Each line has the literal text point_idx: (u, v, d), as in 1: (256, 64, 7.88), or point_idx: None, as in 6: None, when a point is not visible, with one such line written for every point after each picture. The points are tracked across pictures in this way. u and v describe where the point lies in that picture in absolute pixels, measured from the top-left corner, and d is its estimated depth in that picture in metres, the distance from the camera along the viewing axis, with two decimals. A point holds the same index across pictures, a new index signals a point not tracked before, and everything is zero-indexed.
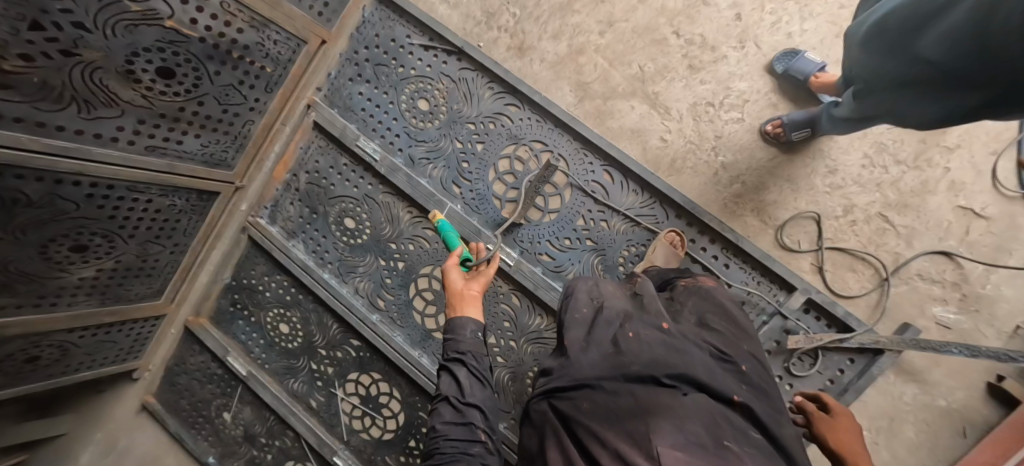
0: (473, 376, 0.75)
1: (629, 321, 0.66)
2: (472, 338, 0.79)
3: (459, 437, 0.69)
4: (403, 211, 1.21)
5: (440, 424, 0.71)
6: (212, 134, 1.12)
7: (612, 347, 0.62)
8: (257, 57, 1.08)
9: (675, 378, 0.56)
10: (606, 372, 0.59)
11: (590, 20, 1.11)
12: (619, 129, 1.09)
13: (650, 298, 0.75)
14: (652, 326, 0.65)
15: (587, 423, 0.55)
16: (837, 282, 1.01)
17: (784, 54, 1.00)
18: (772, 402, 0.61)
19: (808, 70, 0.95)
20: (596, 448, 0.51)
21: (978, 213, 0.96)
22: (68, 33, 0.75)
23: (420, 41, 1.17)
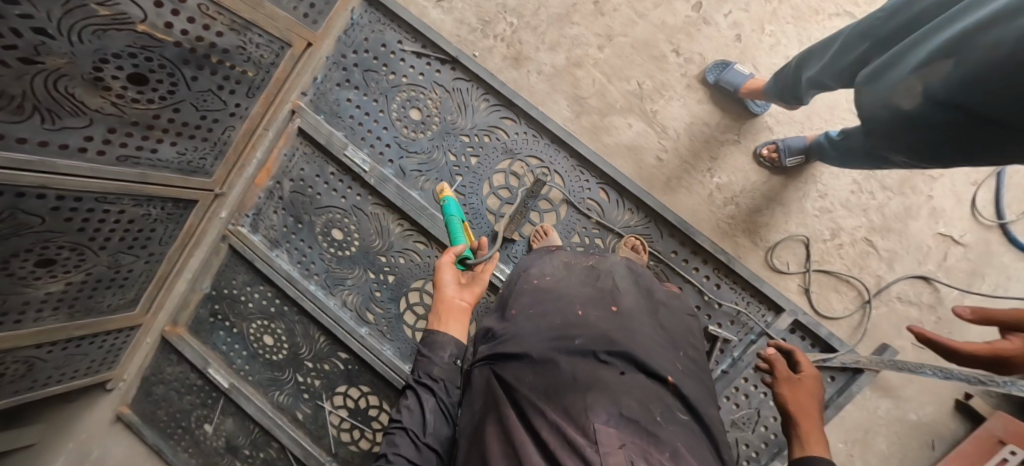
0: (438, 409, 0.74)
1: (573, 313, 0.73)
2: (448, 365, 0.79)
3: None
4: (393, 223, 1.18)
5: (391, 449, 0.69)
6: (190, 141, 1.06)
7: (563, 330, 0.70)
8: (238, 61, 1.01)
9: (613, 357, 0.63)
10: (550, 351, 0.65)
11: (588, 33, 1.08)
12: (615, 146, 1.08)
13: (601, 288, 0.80)
14: (594, 315, 0.72)
15: (529, 394, 0.60)
16: (821, 303, 1.04)
17: (716, 65, 1.02)
18: (697, 385, 0.69)
19: (737, 82, 0.98)
20: (535, 415, 0.56)
21: (957, 240, 0.99)
22: (29, 39, 0.67)
23: (413, 47, 1.13)
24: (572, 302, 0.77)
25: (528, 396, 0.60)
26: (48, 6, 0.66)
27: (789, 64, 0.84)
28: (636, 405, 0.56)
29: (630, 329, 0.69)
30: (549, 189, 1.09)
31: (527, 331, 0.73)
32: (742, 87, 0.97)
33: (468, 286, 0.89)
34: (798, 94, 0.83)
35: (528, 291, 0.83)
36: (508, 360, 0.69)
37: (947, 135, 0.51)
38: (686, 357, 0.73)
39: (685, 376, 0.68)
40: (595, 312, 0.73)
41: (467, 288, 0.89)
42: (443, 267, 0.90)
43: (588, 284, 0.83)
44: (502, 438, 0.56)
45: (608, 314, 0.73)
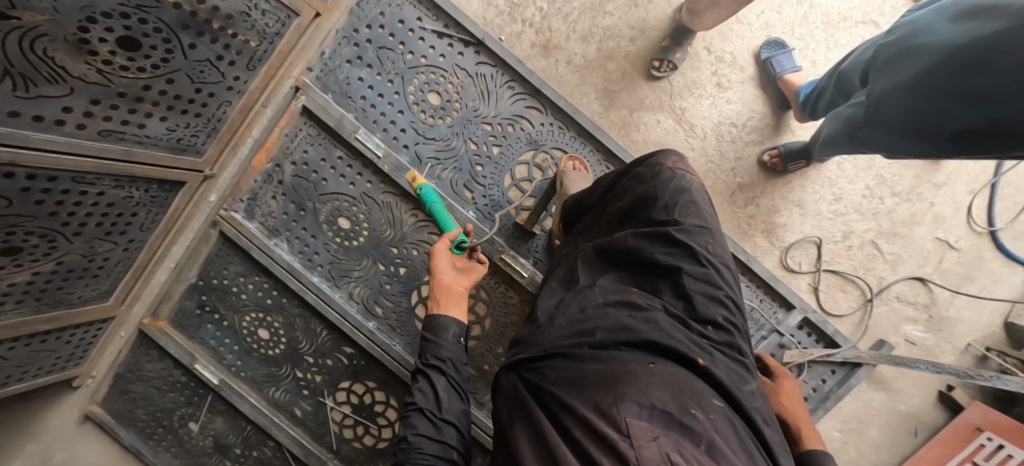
0: (450, 390, 0.72)
1: (590, 297, 0.59)
2: (454, 345, 0.76)
3: (432, 453, 0.64)
4: (407, 213, 1.13)
5: (412, 436, 0.66)
6: (182, 117, 0.91)
7: (580, 323, 0.56)
8: (241, 29, 0.87)
9: (635, 346, 0.49)
10: (570, 341, 0.54)
11: (622, 24, 1.07)
12: (643, 142, 1.07)
13: (616, 262, 0.63)
14: (613, 297, 0.58)
15: (553, 391, 0.49)
16: (829, 301, 1.09)
17: (772, 44, 1.03)
18: (732, 366, 0.52)
19: (784, 66, 1.00)
20: (563, 415, 0.45)
21: (952, 245, 1.08)
22: None
23: (434, 26, 1.06)
24: (591, 286, 0.62)
25: (551, 395, 0.49)
26: None
27: (826, 73, 0.89)
28: (668, 396, 0.42)
29: (653, 312, 0.53)
30: None
31: (543, 331, 0.60)
32: (783, 75, 1.00)
33: (465, 272, 0.86)
34: (825, 96, 0.88)
35: (550, 286, 0.69)
36: (531, 362, 0.57)
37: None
38: (724, 335, 0.54)
39: (719, 356, 0.51)
40: (610, 294, 0.58)
41: (463, 273, 0.86)
42: (439, 253, 0.87)
43: (602, 262, 0.65)
44: (531, 444, 0.46)
45: (626, 298, 0.57)
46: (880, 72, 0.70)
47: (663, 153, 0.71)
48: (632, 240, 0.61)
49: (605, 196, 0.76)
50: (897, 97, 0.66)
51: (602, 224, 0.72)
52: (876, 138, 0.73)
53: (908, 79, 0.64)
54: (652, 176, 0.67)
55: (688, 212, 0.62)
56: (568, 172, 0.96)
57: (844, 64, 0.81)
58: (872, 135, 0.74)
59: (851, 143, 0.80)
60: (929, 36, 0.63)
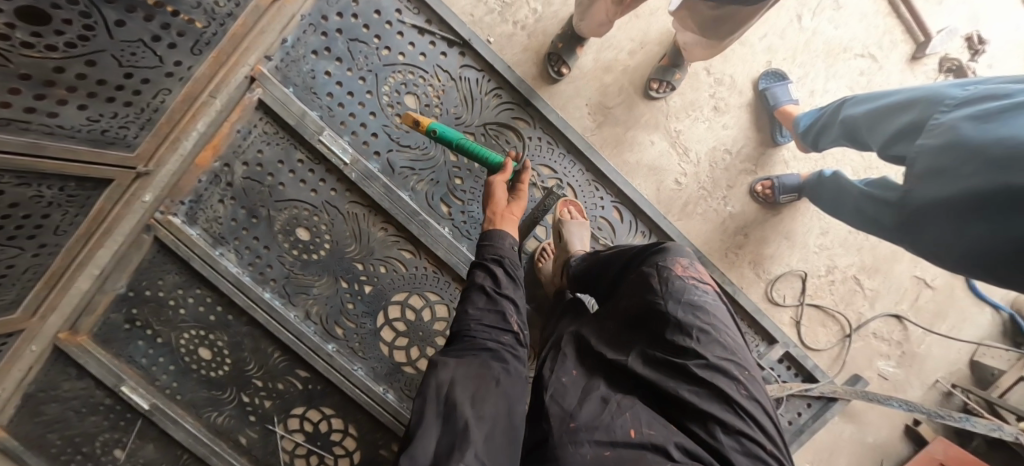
0: (508, 277, 0.71)
1: (620, 423, 0.44)
2: (511, 248, 0.74)
3: (491, 323, 0.65)
4: (375, 227, 1.02)
5: (473, 310, 0.67)
6: (106, 105, 0.75)
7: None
8: (185, 7, 0.73)
9: None
10: None
11: (621, 35, 1.00)
12: (635, 164, 1.00)
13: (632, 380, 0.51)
14: (648, 432, 0.43)
15: None
16: (810, 335, 1.07)
17: (772, 75, 0.99)
18: None
19: (781, 98, 0.97)
20: None
21: (928, 283, 1.09)
22: None
23: (414, 20, 0.95)
24: (616, 405, 0.47)
25: None
26: None
27: (831, 105, 0.86)
28: None
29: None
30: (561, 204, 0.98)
31: (562, 451, 0.44)
32: (782, 106, 0.97)
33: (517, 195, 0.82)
34: (831, 129, 0.86)
35: (562, 382, 0.53)
36: None
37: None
38: None
39: None
40: (645, 427, 0.43)
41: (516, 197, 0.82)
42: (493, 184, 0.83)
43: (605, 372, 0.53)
44: None
45: (661, 436, 0.43)
46: (935, 178, 0.60)
47: (672, 253, 0.60)
48: (644, 370, 0.50)
49: (619, 282, 0.66)
50: (965, 213, 0.56)
51: (606, 325, 0.61)
52: (951, 248, 0.62)
53: (986, 206, 0.53)
54: (660, 282, 0.56)
55: (710, 340, 0.50)
56: (566, 223, 0.90)
57: (857, 115, 0.77)
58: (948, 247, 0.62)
59: (915, 239, 0.69)
60: (994, 158, 0.52)
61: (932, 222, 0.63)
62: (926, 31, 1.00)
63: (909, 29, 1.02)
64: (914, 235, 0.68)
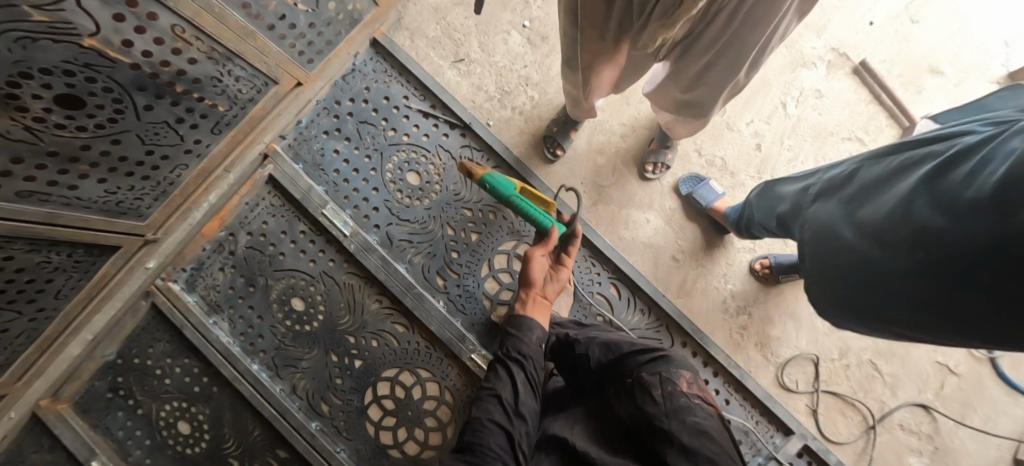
0: (527, 383, 0.68)
1: None
2: (537, 346, 0.74)
3: (498, 441, 0.58)
4: (370, 298, 1.01)
5: (485, 418, 0.62)
6: (124, 179, 0.80)
7: None
8: (209, 93, 0.80)
9: None
10: None
11: (613, 120, 1.05)
12: (631, 241, 1.01)
13: None
14: None
15: None
16: (829, 425, 0.99)
17: (689, 178, 1.01)
18: None
19: (709, 199, 0.99)
20: None
21: (951, 369, 1.01)
22: None
23: (420, 106, 1.03)
24: None
25: None
26: None
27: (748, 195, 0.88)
28: None
29: None
30: None
31: None
32: (711, 205, 0.98)
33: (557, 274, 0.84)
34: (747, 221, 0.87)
35: None
36: None
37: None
38: None
39: None
40: None
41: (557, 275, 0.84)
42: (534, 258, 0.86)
43: None
44: None
45: None
46: (917, 210, 0.44)
47: (677, 367, 0.59)
48: None
49: (607, 387, 0.63)
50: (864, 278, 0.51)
51: (600, 430, 0.59)
52: (938, 309, 0.44)
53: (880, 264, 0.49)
54: (663, 396, 0.53)
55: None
56: None
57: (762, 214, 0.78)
58: (956, 310, 0.42)
59: (872, 299, 0.51)
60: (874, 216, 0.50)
61: (906, 269, 0.46)
62: (911, 117, 1.04)
63: (893, 115, 1.06)
64: (888, 303, 0.49)
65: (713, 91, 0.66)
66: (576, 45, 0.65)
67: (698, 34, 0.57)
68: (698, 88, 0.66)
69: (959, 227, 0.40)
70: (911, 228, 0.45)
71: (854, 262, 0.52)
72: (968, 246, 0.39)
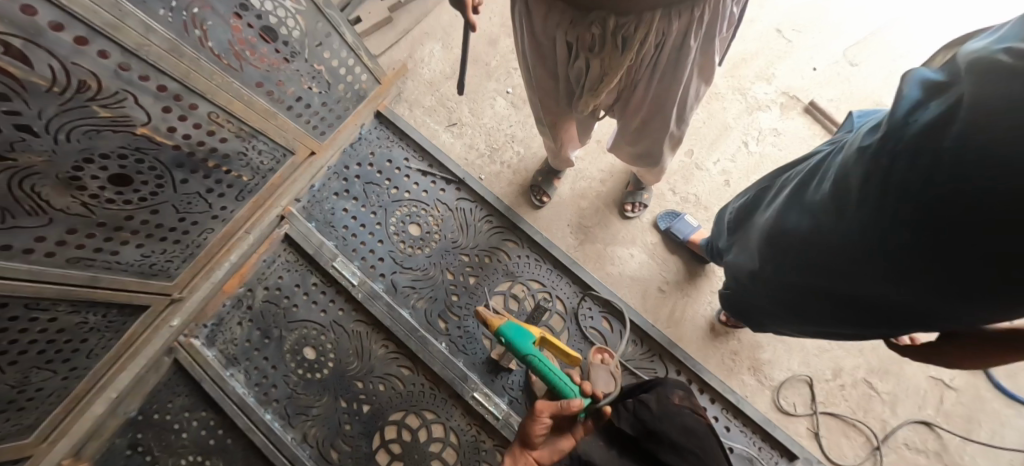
0: None
1: None
2: None
3: None
4: (377, 343, 1.07)
5: None
6: (159, 243, 0.90)
7: None
8: (236, 166, 0.93)
9: None
10: None
11: (592, 167, 1.16)
12: (618, 275, 1.08)
13: None
14: None
15: None
16: (834, 449, 0.99)
17: (666, 214, 1.10)
18: None
19: (686, 232, 1.06)
20: None
21: (947, 384, 1.02)
22: (6, 136, 0.54)
23: (419, 165, 1.16)
24: None
25: None
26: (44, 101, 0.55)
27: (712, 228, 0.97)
28: None
29: None
30: (551, 315, 1.04)
31: None
32: (689, 237, 1.05)
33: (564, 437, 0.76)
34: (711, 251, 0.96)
35: None
36: None
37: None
38: None
39: None
40: None
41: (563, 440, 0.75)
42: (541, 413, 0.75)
43: None
44: None
45: None
46: (797, 222, 0.51)
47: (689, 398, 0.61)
48: None
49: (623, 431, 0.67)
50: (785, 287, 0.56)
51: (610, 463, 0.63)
52: (846, 305, 0.49)
53: (789, 273, 0.54)
54: None
55: None
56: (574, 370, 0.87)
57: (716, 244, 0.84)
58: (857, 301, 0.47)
59: (800, 307, 0.56)
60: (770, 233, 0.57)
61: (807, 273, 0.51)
62: None
63: None
64: (800, 307, 0.56)
65: (656, 142, 0.70)
66: (539, 107, 0.74)
67: (628, 96, 0.62)
68: (643, 139, 0.71)
69: (813, 234, 0.48)
70: (796, 244, 0.52)
71: (774, 278, 0.58)
72: (832, 252, 0.46)
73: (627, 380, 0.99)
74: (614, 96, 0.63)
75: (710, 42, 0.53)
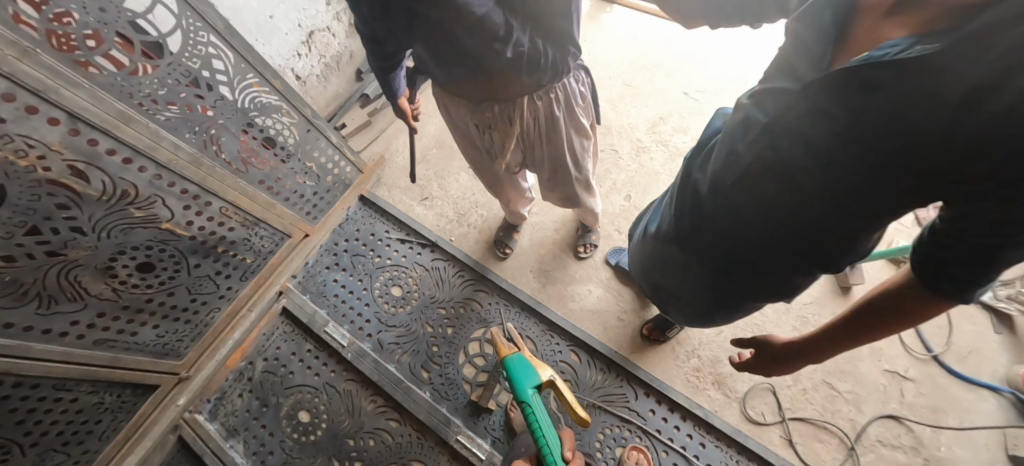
0: None
1: None
2: None
3: None
4: (366, 399, 1.15)
5: None
6: (172, 323, 1.04)
7: None
8: (241, 250, 1.11)
9: None
10: None
11: (546, 218, 1.34)
12: (580, 310, 1.20)
13: None
14: None
15: None
16: (810, 454, 1.01)
17: (614, 251, 1.25)
18: None
19: None
20: None
21: (903, 375, 1.06)
22: (63, 236, 0.74)
23: (398, 235, 1.33)
24: None
25: None
26: (94, 208, 0.76)
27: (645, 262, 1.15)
28: None
29: None
30: None
31: None
32: None
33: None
34: None
35: None
36: None
37: (858, 198, 0.41)
38: None
39: None
40: None
41: None
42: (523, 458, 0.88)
43: None
44: None
45: None
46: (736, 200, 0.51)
47: None
48: None
49: None
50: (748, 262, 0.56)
51: None
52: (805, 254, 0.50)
53: (749, 248, 0.54)
54: None
55: None
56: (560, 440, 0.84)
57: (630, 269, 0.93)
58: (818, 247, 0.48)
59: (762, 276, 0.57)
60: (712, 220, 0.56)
61: (765, 241, 0.51)
62: None
63: None
64: (760, 276, 0.57)
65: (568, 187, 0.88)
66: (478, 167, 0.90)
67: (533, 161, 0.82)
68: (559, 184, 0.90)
69: (762, 203, 0.48)
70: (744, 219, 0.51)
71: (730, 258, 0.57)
72: (790, 210, 0.46)
73: (597, 407, 1.07)
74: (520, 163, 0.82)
75: (576, 114, 0.73)
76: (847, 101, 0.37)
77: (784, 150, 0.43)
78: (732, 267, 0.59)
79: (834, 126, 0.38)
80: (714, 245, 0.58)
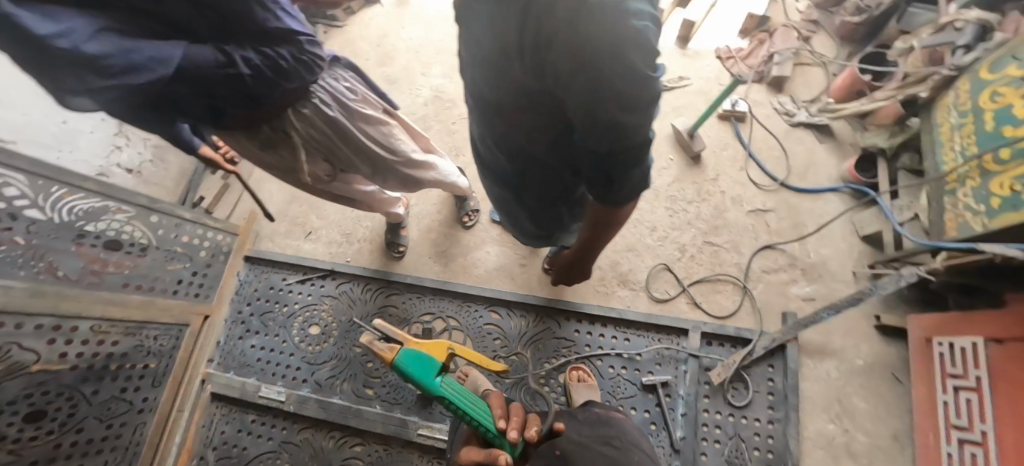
0: None
1: None
2: None
3: None
4: (325, 438, 1.16)
5: None
6: (96, 457, 1.00)
7: None
8: (138, 358, 1.07)
9: None
10: None
11: (426, 204, 1.36)
12: (486, 273, 1.26)
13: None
14: None
15: None
16: (714, 307, 1.13)
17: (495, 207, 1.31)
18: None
19: None
20: None
21: (764, 209, 1.19)
22: None
23: (295, 277, 1.32)
24: None
25: None
26: None
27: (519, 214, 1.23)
28: None
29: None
30: (450, 332, 1.20)
31: None
32: None
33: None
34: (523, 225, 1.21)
35: None
36: None
37: (535, 111, 0.46)
38: None
39: None
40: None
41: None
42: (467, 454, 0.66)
43: None
44: None
45: None
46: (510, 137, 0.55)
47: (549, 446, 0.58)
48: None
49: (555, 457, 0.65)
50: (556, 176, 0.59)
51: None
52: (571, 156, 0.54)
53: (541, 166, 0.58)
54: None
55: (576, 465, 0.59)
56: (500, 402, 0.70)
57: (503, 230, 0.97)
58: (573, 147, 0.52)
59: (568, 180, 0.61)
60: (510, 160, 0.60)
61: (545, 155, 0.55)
62: None
63: None
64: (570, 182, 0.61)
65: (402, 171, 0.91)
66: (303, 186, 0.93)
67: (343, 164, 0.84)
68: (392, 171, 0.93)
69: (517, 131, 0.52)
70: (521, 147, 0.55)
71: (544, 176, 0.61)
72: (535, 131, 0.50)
73: (529, 348, 1.15)
74: (328, 172, 0.85)
75: (353, 108, 0.76)
76: (475, 31, 0.40)
77: (474, 75, 0.46)
78: (529, 181, 0.65)
79: (484, 56, 0.42)
80: (501, 164, 0.64)
